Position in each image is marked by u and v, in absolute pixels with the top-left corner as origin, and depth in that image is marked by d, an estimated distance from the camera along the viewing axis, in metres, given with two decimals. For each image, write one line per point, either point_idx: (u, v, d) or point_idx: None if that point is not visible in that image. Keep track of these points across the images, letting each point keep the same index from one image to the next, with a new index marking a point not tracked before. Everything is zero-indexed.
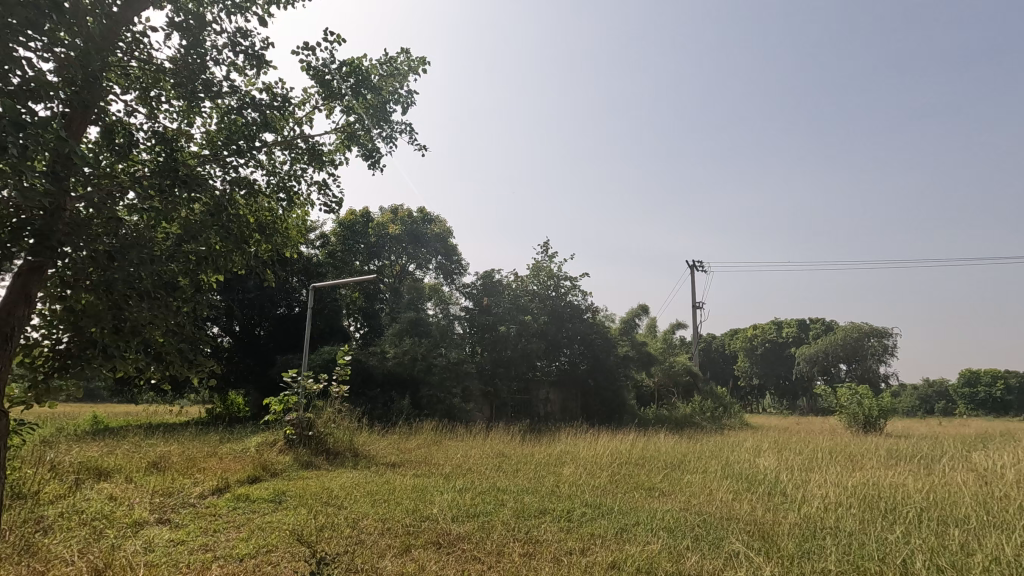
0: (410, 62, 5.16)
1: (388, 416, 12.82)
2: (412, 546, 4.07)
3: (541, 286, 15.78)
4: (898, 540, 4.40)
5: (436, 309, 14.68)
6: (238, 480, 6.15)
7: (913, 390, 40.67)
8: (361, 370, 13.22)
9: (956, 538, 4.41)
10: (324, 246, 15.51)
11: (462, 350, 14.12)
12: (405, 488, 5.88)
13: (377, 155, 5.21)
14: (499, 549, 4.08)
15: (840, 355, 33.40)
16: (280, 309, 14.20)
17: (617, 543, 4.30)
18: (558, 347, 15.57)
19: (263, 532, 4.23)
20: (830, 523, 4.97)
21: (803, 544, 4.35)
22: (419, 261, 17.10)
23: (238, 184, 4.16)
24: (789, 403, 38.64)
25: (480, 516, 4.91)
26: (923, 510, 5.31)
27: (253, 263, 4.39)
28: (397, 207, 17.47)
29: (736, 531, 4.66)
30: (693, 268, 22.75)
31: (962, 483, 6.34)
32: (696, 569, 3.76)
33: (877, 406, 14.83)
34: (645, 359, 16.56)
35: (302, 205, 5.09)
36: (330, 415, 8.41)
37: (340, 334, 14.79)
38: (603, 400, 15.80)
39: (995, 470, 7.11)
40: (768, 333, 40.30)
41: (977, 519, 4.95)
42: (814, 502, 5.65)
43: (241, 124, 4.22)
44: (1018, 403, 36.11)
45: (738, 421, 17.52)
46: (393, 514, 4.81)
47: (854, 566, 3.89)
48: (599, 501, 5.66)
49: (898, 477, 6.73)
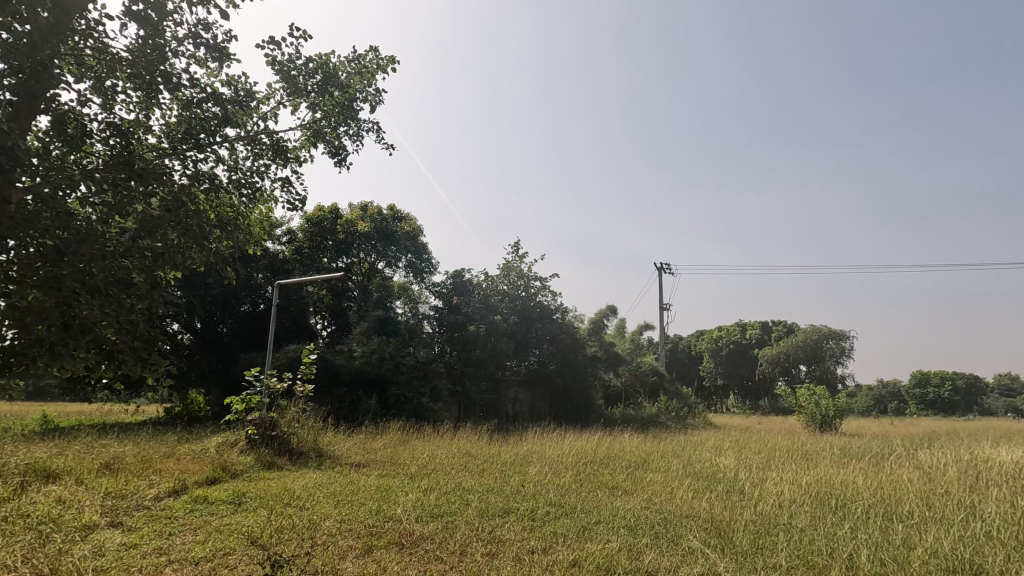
0: (378, 61, 5.34)
1: (354, 416, 12.67)
2: (374, 546, 4.05)
3: (511, 286, 15.87)
4: (845, 536, 4.59)
5: (405, 308, 14.55)
6: (197, 481, 6.00)
7: (868, 390, 42.28)
8: (327, 369, 13.00)
9: (898, 533, 4.63)
10: (290, 242, 15.48)
11: (430, 350, 14.08)
12: (369, 488, 5.85)
13: (344, 153, 5.34)
14: (462, 549, 4.09)
15: (801, 356, 34.46)
16: (244, 306, 13.94)
17: (578, 542, 4.36)
18: (528, 347, 15.66)
19: (220, 535, 4.16)
20: (784, 520, 5.15)
21: (757, 540, 4.50)
22: (389, 260, 16.68)
23: (198, 178, 4.18)
24: (752, 403, 39.84)
25: (443, 516, 4.91)
26: (871, 506, 5.55)
27: (213, 259, 4.30)
28: (367, 205, 17.03)
29: (695, 529, 4.78)
30: (662, 270, 23.14)
31: (907, 481, 6.65)
32: (654, 566, 3.85)
33: (833, 407, 15.35)
34: (613, 359, 16.80)
35: (265, 202, 5.05)
36: (293, 415, 8.26)
37: (306, 332, 14.57)
38: (571, 400, 15.94)
39: (939, 467, 7.47)
40: (733, 334, 41.26)
41: (919, 515, 5.20)
42: (770, 499, 5.85)
43: (201, 118, 4.16)
44: (963, 404, 37.98)
45: (701, 421, 17.92)
46: (355, 515, 4.77)
47: (804, 561, 4.05)
48: (563, 500, 5.72)
49: (849, 475, 7.02)
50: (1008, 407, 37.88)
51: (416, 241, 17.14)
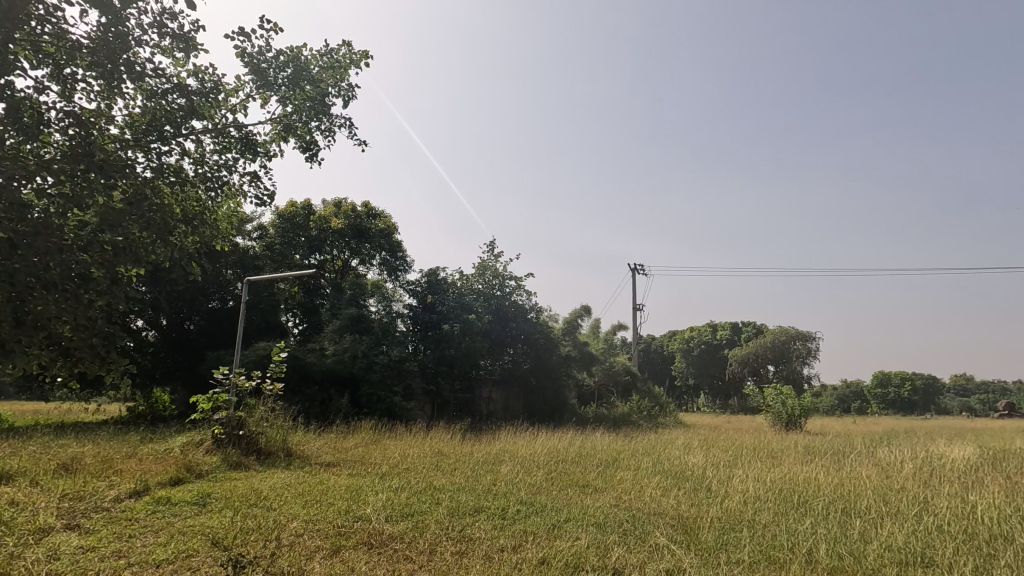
0: (351, 56, 5.44)
1: (325, 415, 12.48)
2: (342, 547, 4.01)
3: (486, 284, 15.98)
4: (806, 531, 4.73)
5: (379, 306, 14.43)
6: (159, 482, 5.83)
7: (833, 390, 43.54)
8: (298, 367, 12.78)
9: (856, 527, 4.79)
10: (261, 237, 15.21)
11: (404, 348, 13.99)
12: (338, 488, 5.79)
13: (315, 148, 5.40)
14: (431, 549, 4.08)
15: (769, 356, 35.30)
16: (212, 302, 13.61)
17: (548, 540, 4.40)
18: (502, 347, 15.68)
19: (182, 536, 4.06)
20: (748, 516, 5.27)
21: (721, 536, 4.60)
22: (363, 257, 16.49)
23: (163, 171, 4.09)
24: (721, 402, 40.61)
25: (413, 516, 4.88)
26: (831, 502, 5.73)
27: (178, 255, 4.20)
28: (341, 201, 16.80)
29: (662, 526, 4.87)
30: (635, 270, 23.43)
31: (865, 477, 6.89)
32: (621, 563, 3.90)
33: (799, 406, 15.78)
34: (586, 359, 16.97)
35: (233, 196, 4.97)
36: (262, 413, 8.10)
37: (276, 329, 14.34)
38: (545, 399, 16.02)
39: (895, 464, 7.76)
40: (704, 335, 42.04)
41: (876, 510, 5.39)
42: (735, 497, 5.98)
43: (166, 110, 4.09)
44: (921, 403, 39.46)
45: (672, 420, 18.20)
46: (323, 515, 4.72)
47: (766, 557, 4.15)
48: (533, 498, 5.76)
49: (812, 472, 7.23)
50: (962, 407, 39.44)
51: (391, 239, 16.98)
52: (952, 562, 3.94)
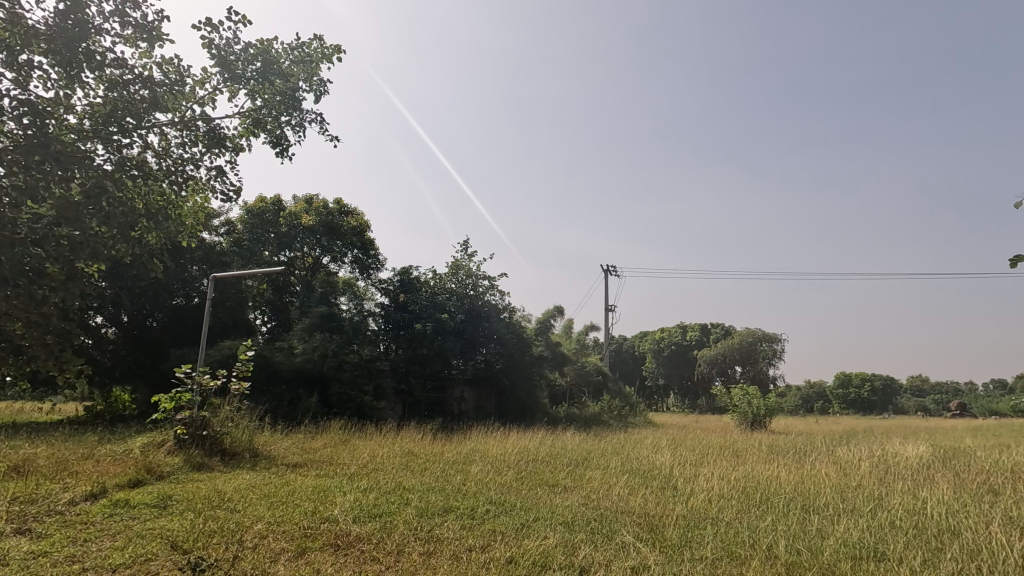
0: (323, 50, 5.46)
1: (294, 415, 12.25)
2: (308, 549, 3.95)
3: (459, 284, 16.01)
4: (767, 527, 4.86)
5: (350, 304, 14.25)
6: (117, 484, 5.65)
7: (797, 390, 44.81)
8: (266, 367, 12.50)
9: (813, 523, 4.96)
10: (228, 233, 14.85)
11: (375, 348, 13.88)
12: (306, 488, 5.74)
13: (284, 143, 5.51)
14: (398, 549, 4.06)
15: (737, 358, 36.15)
16: (176, 299, 13.22)
17: (516, 539, 4.42)
18: (474, 346, 15.66)
19: (141, 540, 3.94)
20: (712, 514, 5.39)
21: (686, 534, 4.70)
22: (334, 254, 16.27)
23: (124, 164, 4.01)
24: (690, 402, 41.30)
25: (382, 516, 4.85)
26: (792, 499, 5.91)
27: (139, 251, 4.10)
28: (312, 198, 16.55)
29: (628, 524, 4.94)
30: (608, 271, 23.71)
31: (825, 475, 7.12)
32: (588, 561, 3.95)
33: (764, 406, 16.18)
34: (559, 359, 17.09)
35: (198, 191, 4.89)
36: (227, 413, 7.91)
37: (244, 327, 14.06)
38: (516, 399, 16.06)
39: (853, 462, 8.05)
40: (675, 335, 42.76)
41: (833, 507, 5.58)
42: (700, 495, 6.12)
43: (129, 101, 4.02)
44: (880, 403, 40.93)
45: (642, 420, 18.47)
46: (289, 517, 4.64)
47: (728, 553, 4.26)
48: (503, 497, 5.80)
49: (774, 470, 7.44)
50: (918, 407, 41.03)
51: (363, 236, 16.79)
52: (902, 556, 4.11)
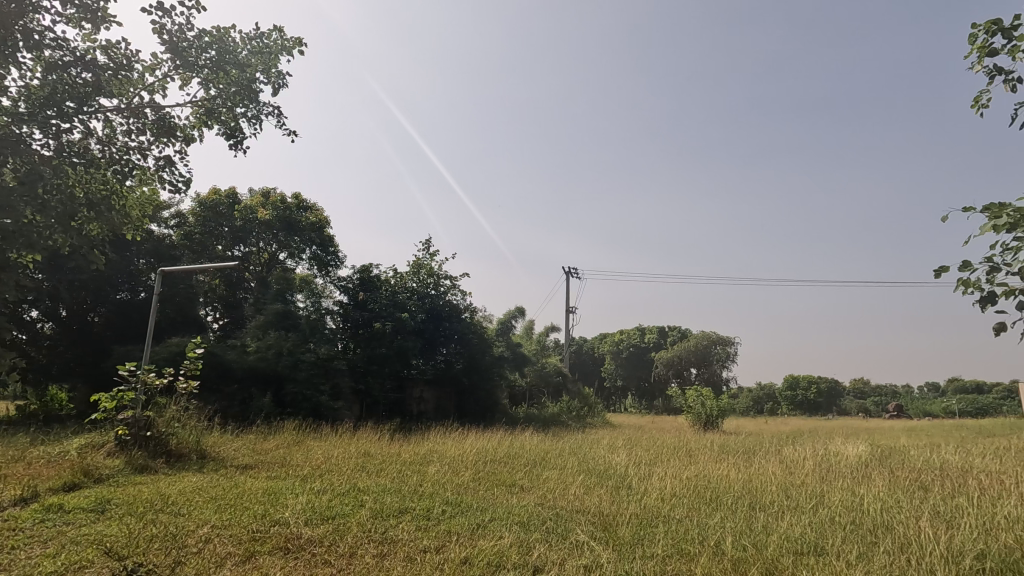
0: (284, 43, 5.35)
1: (245, 415, 11.84)
2: (256, 553, 3.84)
3: (420, 283, 15.92)
4: (716, 525, 5.02)
5: (307, 302, 13.92)
6: (51, 488, 5.35)
7: (748, 393, 46.39)
8: (216, 365, 12.06)
9: (760, 520, 5.15)
10: (179, 226, 14.24)
11: (333, 346, 13.61)
12: (256, 491, 5.56)
13: (239, 136, 5.37)
14: (351, 552, 3.99)
15: (692, 360, 37.18)
16: (121, 294, 12.67)
17: (471, 540, 4.42)
18: (435, 346, 15.56)
19: (76, 547, 3.75)
20: (665, 512, 5.51)
21: (638, 532, 4.80)
22: (291, 250, 15.90)
23: (64, 150, 3.81)
24: (647, 404, 42.16)
25: (335, 518, 4.77)
26: (740, 497, 6.12)
27: (79, 242, 3.91)
28: (269, 191, 16.13)
29: (583, 523, 5.01)
30: (569, 273, 24.00)
31: (771, 473, 7.41)
32: (542, 560, 3.98)
33: (716, 407, 16.66)
34: (519, 359, 17.15)
35: (146, 181, 4.71)
36: (173, 413, 7.59)
37: (194, 325, 13.52)
38: (476, 399, 16.01)
39: (797, 461, 8.40)
40: (633, 338, 43.59)
41: (779, 504, 5.81)
42: (654, 494, 6.26)
43: (71, 85, 3.83)
44: (825, 405, 42.83)
45: (600, 420, 18.75)
46: (238, 520, 4.50)
47: (679, 551, 4.35)
48: (459, 498, 5.77)
49: (724, 469, 7.67)
50: (859, 408, 43.10)
51: (322, 233, 16.45)
52: (839, 550, 4.32)
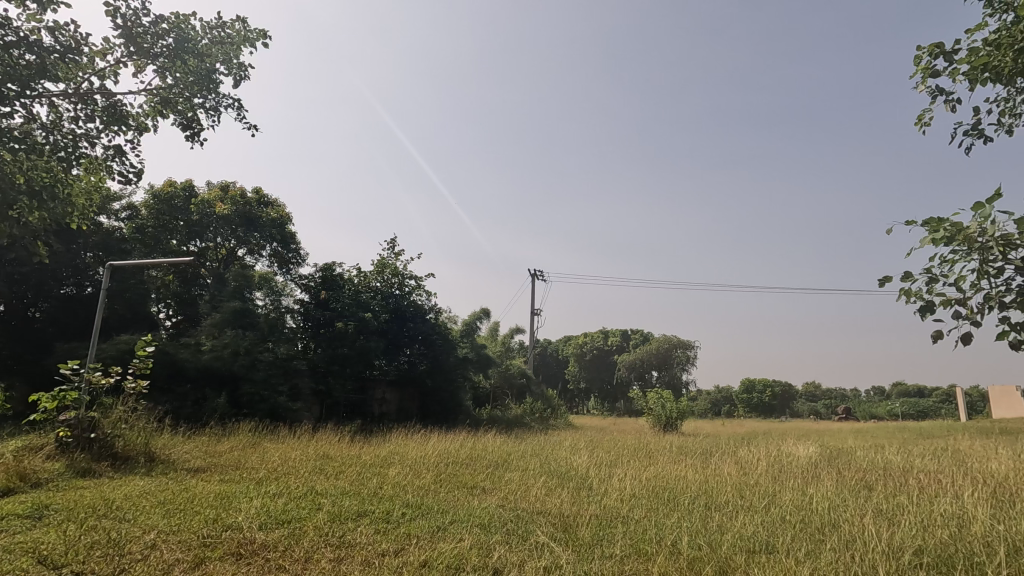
0: (247, 33, 5.25)
1: (198, 416, 11.43)
2: (207, 558, 3.71)
3: (384, 283, 15.77)
4: (673, 524, 5.13)
5: (266, 300, 13.56)
6: None
7: (706, 395, 47.60)
8: (168, 364, 11.60)
9: (715, 519, 5.28)
10: (131, 218, 13.67)
11: (293, 346, 13.29)
12: (207, 495, 5.37)
13: (196, 127, 5.28)
14: (307, 556, 3.91)
15: (653, 363, 37.93)
16: (65, 288, 12.04)
17: (431, 542, 4.38)
18: (398, 347, 15.37)
19: (9, 555, 3.54)
20: (624, 513, 5.60)
21: (598, 533, 4.85)
22: (251, 246, 15.54)
23: (5, 135, 3.62)
24: (609, 405, 42.73)
25: (291, 522, 4.64)
26: (697, 497, 6.27)
27: (18, 232, 3.72)
28: (228, 185, 15.68)
29: (543, 524, 5.03)
30: (535, 276, 24.13)
31: (727, 474, 7.62)
32: (502, 562, 3.98)
33: (676, 409, 17.02)
34: (483, 361, 17.13)
35: (94, 169, 4.52)
36: (120, 414, 7.27)
37: (146, 322, 12.98)
38: (439, 400, 15.88)
39: (751, 462, 8.67)
40: (597, 341, 44.17)
41: (734, 504, 5.98)
42: (613, 494, 6.36)
43: (13, 67, 3.65)
44: (778, 408, 44.32)
45: (562, 422, 18.90)
46: (187, 525, 4.33)
47: (637, 551, 4.42)
48: (420, 501, 5.71)
49: (681, 470, 7.84)
50: (811, 411, 44.75)
51: (283, 229, 16.10)
52: (788, 548, 4.48)
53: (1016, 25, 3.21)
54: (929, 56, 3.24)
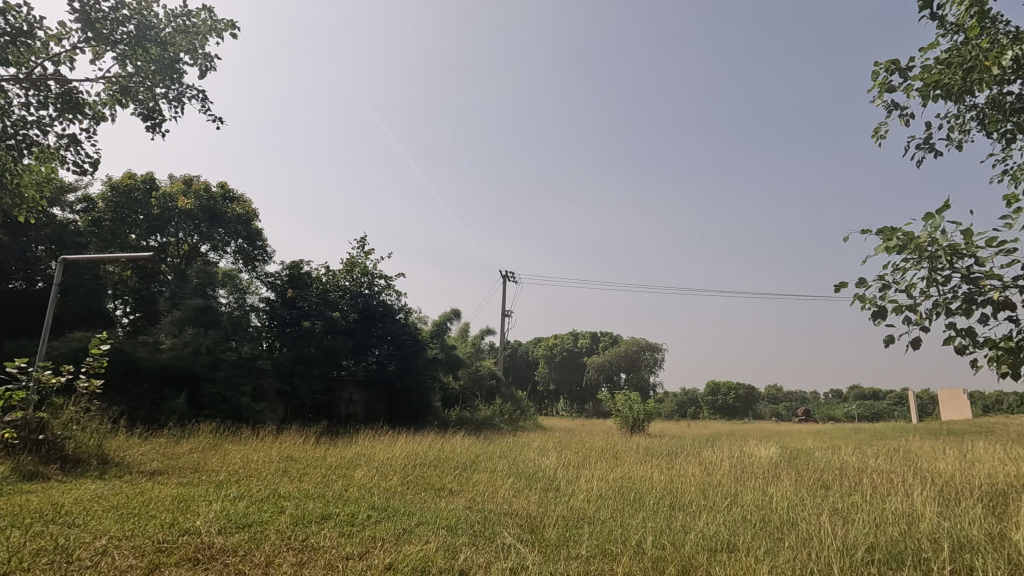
0: (213, 23, 5.22)
1: (156, 417, 11.04)
2: (162, 564, 3.59)
3: (354, 282, 15.54)
4: (638, 525, 5.19)
5: (230, 298, 13.21)
6: None
7: (673, 397, 48.44)
8: (124, 363, 11.18)
9: (679, 519, 5.37)
10: (86, 211, 13.15)
11: (257, 345, 12.96)
12: (165, 499, 5.19)
13: (156, 116, 5.21)
14: (268, 561, 3.82)
15: (622, 365, 38.41)
16: (14, 283, 11.48)
17: (396, 545, 4.33)
18: (367, 347, 15.16)
19: None
20: (590, 514, 5.64)
21: (564, 533, 4.88)
22: (214, 243, 15.13)
23: None
24: (578, 407, 43.04)
25: (252, 526, 4.53)
26: (662, 498, 6.37)
27: None
28: (191, 178, 15.24)
29: (510, 526, 5.02)
30: (507, 277, 24.15)
31: (691, 474, 7.77)
32: (468, 564, 3.97)
33: (643, 411, 17.26)
34: (453, 362, 17.04)
35: (47, 160, 4.36)
36: (72, 415, 6.96)
37: (101, 319, 12.48)
38: (408, 402, 15.70)
39: (715, 463, 8.85)
40: (566, 342, 44.49)
41: (697, 504, 6.09)
42: (580, 495, 6.40)
43: None
44: (741, 409, 45.40)
45: (532, 423, 18.95)
46: (141, 530, 4.18)
47: (602, 551, 4.47)
48: (387, 503, 5.64)
49: (647, 471, 7.95)
50: (773, 413, 45.99)
51: (248, 225, 15.75)
52: (748, 547, 4.58)
53: (967, 45, 3.37)
54: (887, 71, 3.40)
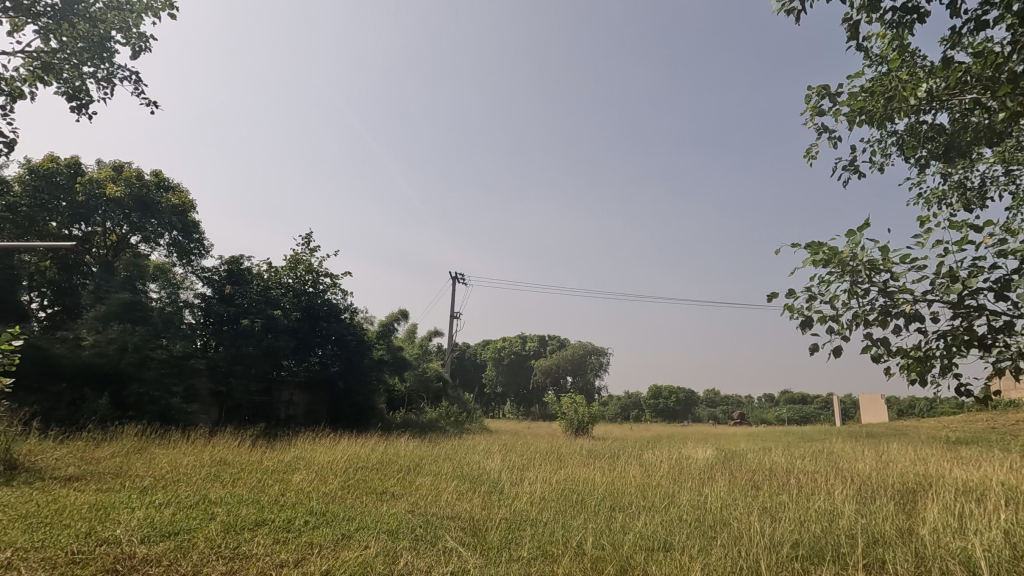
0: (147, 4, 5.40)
1: (74, 419, 10.28)
2: None
3: (297, 279, 15.02)
4: (579, 526, 5.28)
5: (162, 292, 12.51)
6: None
7: (617, 400, 49.62)
8: (40, 360, 10.36)
9: (618, 520, 5.50)
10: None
11: (191, 343, 12.31)
12: (82, 506, 4.83)
13: (84, 93, 5.27)
14: (195, 570, 3.63)
15: (568, 368, 39.05)
16: None
17: (334, 551, 4.21)
18: (309, 347, 14.68)
19: None
20: (533, 516, 5.69)
21: (507, 536, 4.89)
22: (145, 234, 14.28)
23: None
24: (524, 410, 43.32)
25: (178, 534, 4.29)
26: (603, 499, 6.49)
27: None
28: (122, 164, 14.35)
29: (452, 530, 4.98)
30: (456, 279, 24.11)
31: (631, 476, 7.97)
32: (408, 568, 3.92)
33: (587, 413, 17.56)
34: (399, 364, 16.75)
35: None
36: None
37: (14, 312, 11.52)
38: (351, 404, 15.29)
39: (654, 464, 9.11)
40: (513, 346, 45.35)
41: (637, 505, 6.25)
42: (524, 497, 6.44)
43: None
44: (681, 412, 47.00)
45: (477, 425, 18.92)
46: (52, 541, 3.87)
47: (544, 552, 4.52)
48: (325, 508, 5.48)
49: (589, 473, 8.09)
50: (710, 416, 47.87)
51: (184, 217, 14.99)
52: (683, 546, 4.74)
53: (888, 76, 3.64)
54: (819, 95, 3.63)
